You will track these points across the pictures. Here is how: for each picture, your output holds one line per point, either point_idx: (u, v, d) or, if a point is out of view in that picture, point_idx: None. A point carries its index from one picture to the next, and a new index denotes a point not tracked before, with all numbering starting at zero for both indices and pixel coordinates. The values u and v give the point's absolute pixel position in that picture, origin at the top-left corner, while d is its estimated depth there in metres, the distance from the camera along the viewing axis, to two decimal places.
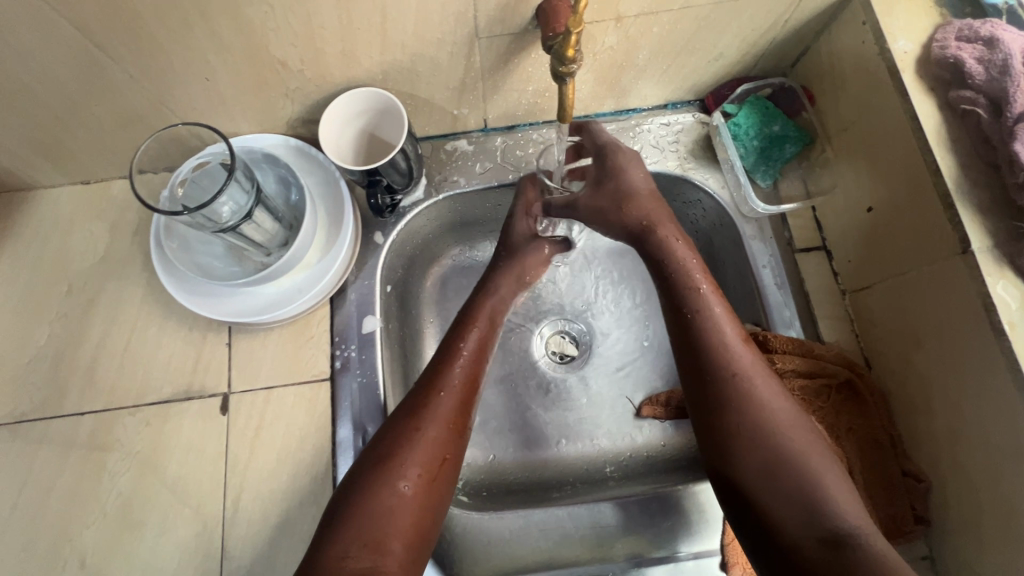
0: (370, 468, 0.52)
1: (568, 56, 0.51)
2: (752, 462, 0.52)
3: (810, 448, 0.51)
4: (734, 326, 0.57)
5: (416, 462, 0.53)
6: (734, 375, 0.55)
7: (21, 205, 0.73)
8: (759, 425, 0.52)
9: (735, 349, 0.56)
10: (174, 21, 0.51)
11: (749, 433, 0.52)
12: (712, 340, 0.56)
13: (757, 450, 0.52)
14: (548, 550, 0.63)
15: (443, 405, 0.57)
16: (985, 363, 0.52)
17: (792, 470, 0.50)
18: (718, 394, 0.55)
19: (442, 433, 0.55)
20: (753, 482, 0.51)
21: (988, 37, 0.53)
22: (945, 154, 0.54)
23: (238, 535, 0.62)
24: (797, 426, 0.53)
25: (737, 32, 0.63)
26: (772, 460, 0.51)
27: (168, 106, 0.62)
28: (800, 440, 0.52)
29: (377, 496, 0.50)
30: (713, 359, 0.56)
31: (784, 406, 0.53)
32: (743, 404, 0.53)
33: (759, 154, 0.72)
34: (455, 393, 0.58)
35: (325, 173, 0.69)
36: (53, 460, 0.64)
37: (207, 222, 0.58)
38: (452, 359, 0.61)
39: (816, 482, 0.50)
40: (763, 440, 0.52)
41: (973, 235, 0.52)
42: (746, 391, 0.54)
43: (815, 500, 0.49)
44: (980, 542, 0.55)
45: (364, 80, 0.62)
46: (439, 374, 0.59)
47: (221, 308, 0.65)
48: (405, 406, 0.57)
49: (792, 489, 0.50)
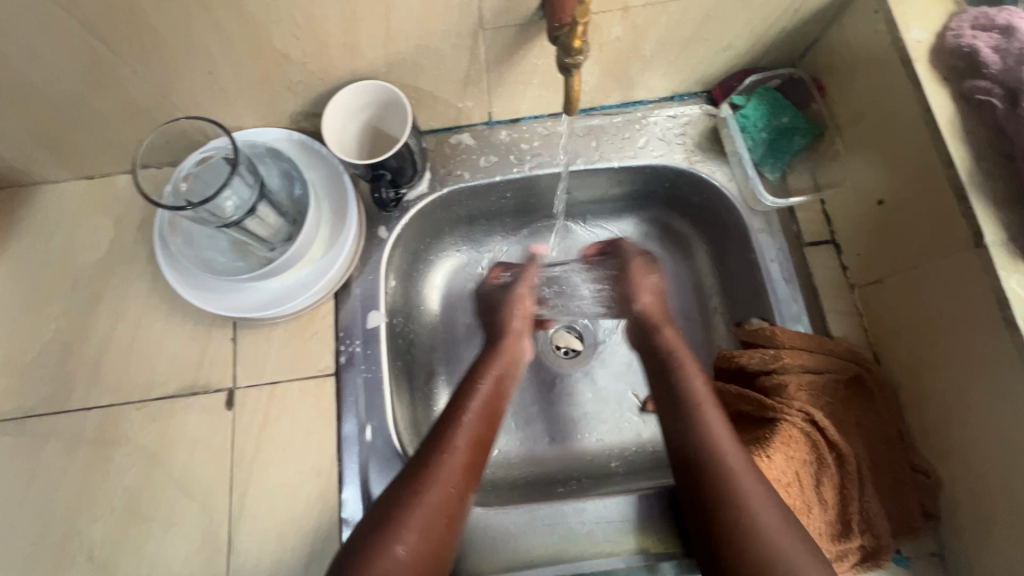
0: (373, 531, 0.51)
1: (575, 47, 0.50)
2: (727, 536, 0.50)
3: (804, 561, 0.48)
4: (714, 408, 0.57)
5: (408, 532, 0.51)
6: (727, 479, 0.52)
7: (25, 201, 0.73)
8: (751, 535, 0.49)
9: (727, 454, 0.53)
10: (176, 13, 0.50)
11: (726, 507, 0.51)
12: (706, 443, 0.54)
13: (749, 559, 0.48)
14: (554, 546, 0.63)
15: (443, 470, 0.55)
16: (999, 359, 0.51)
17: (765, 544, 0.48)
18: (712, 500, 0.52)
19: (443, 495, 0.54)
20: (730, 556, 0.49)
21: (1005, 26, 0.52)
22: (959, 146, 0.53)
23: (245, 529, 0.62)
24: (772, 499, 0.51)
25: (747, 22, 0.62)
26: (747, 534, 0.49)
27: (171, 100, 0.61)
28: (774, 515, 0.50)
29: (375, 564, 0.49)
30: (690, 434, 0.55)
31: (776, 514, 0.50)
32: (734, 504, 0.50)
33: (768, 146, 0.71)
34: (457, 457, 0.56)
35: (329, 167, 0.68)
36: (61, 455, 0.64)
37: (211, 217, 0.58)
38: (455, 420, 0.59)
39: (787, 556, 0.48)
40: (740, 515, 0.50)
41: (987, 228, 0.51)
42: (739, 489, 0.51)
43: (789, 575, 0.47)
44: (990, 539, 0.55)
45: (368, 72, 0.62)
46: (442, 435, 0.57)
47: (225, 303, 0.65)
48: (411, 466, 0.56)
49: (768, 564, 0.47)
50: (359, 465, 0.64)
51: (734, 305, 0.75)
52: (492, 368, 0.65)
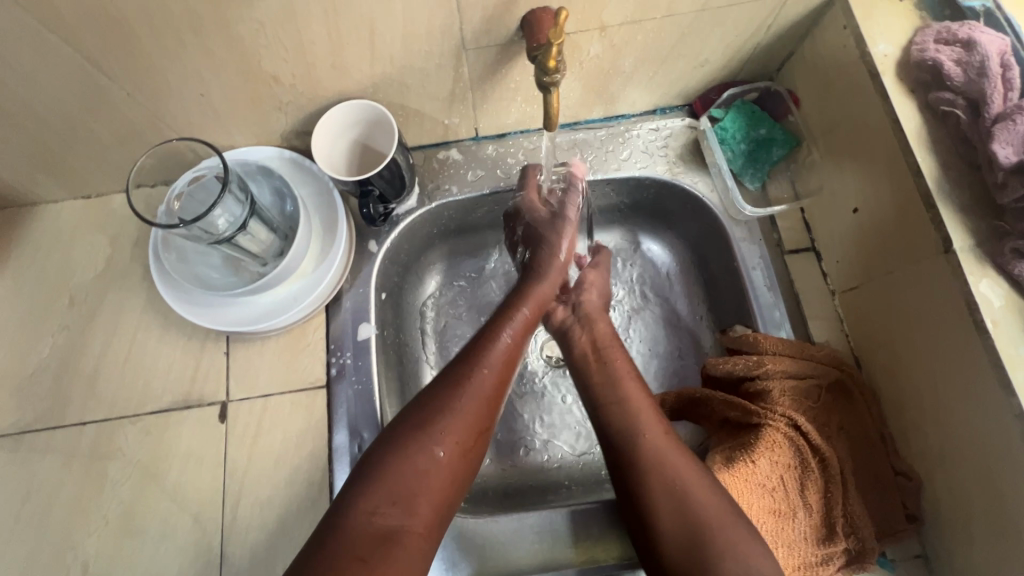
0: (410, 426, 0.52)
1: (552, 66, 0.52)
2: (672, 539, 0.51)
3: (723, 517, 0.50)
4: (663, 429, 0.57)
5: (444, 436, 0.51)
6: (653, 453, 0.55)
7: (23, 221, 0.75)
8: (674, 498, 0.52)
9: (651, 434, 0.56)
10: (168, 39, 0.52)
11: (670, 511, 0.52)
12: (628, 427, 0.57)
13: (677, 518, 0.51)
14: (543, 553, 0.64)
15: (484, 381, 0.56)
16: (970, 362, 0.52)
17: (707, 544, 0.49)
18: (637, 468, 0.55)
19: (481, 403, 0.55)
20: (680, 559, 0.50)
21: (966, 40, 0.54)
22: (926, 155, 0.55)
23: (237, 541, 0.63)
24: (712, 498, 0.52)
25: (721, 38, 0.64)
26: (690, 536, 0.50)
27: (165, 121, 0.63)
28: (719, 515, 0.50)
29: (414, 460, 0.49)
30: (631, 442, 0.56)
31: (698, 481, 0.53)
32: (659, 471, 0.54)
33: (747, 156, 0.73)
34: (496, 367, 0.57)
35: (320, 184, 0.70)
36: (56, 469, 0.65)
37: (204, 234, 0.60)
38: (494, 330, 0.61)
39: (730, 549, 0.49)
40: (683, 519, 0.51)
41: (955, 234, 0.52)
42: (662, 459, 0.54)
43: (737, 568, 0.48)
44: (970, 540, 0.56)
45: (355, 92, 0.64)
46: (481, 346, 0.59)
47: (217, 317, 0.66)
48: (449, 371, 0.56)
49: (711, 563, 0.49)
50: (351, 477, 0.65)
51: (719, 312, 0.76)
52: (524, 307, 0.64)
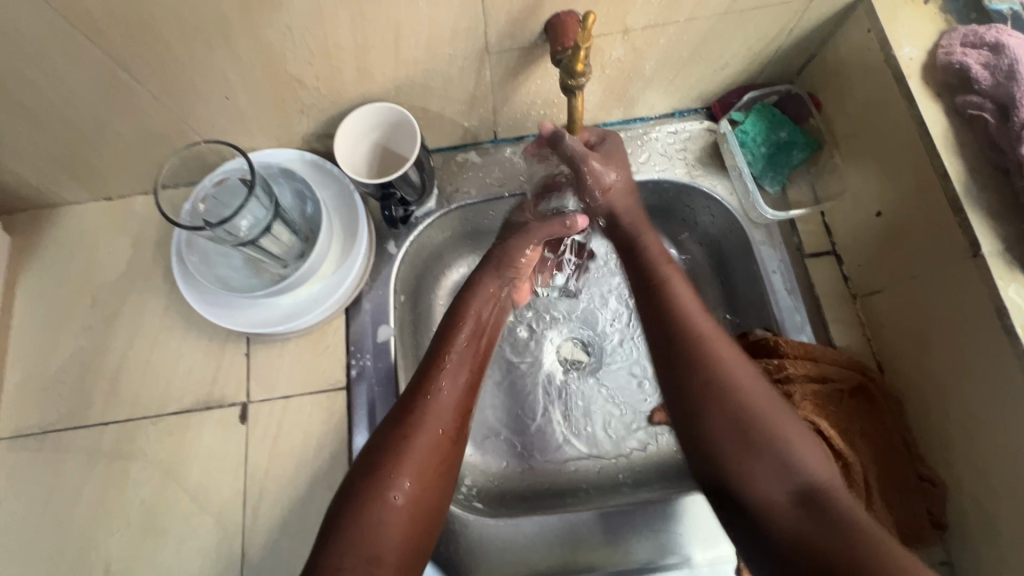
0: (362, 476, 0.53)
1: (579, 70, 0.53)
2: (720, 429, 0.53)
3: (771, 411, 0.53)
4: (727, 344, 0.57)
5: (409, 471, 0.53)
6: (700, 337, 0.57)
7: (46, 222, 0.75)
8: (721, 385, 0.54)
9: (698, 321, 0.58)
10: (196, 42, 0.53)
11: (716, 405, 0.54)
12: (678, 310, 0.59)
13: (721, 411, 0.54)
14: (563, 556, 0.64)
15: (430, 415, 0.57)
16: (999, 367, 0.52)
17: (758, 432, 0.52)
18: (683, 351, 0.57)
19: (434, 442, 0.56)
20: (726, 452, 0.53)
21: (994, 43, 0.54)
22: (953, 159, 0.55)
23: (258, 541, 0.63)
24: (764, 395, 0.55)
25: (744, 41, 0.64)
26: (735, 432, 0.53)
27: (189, 124, 0.64)
28: (766, 406, 0.53)
29: (370, 508, 0.51)
30: (680, 329, 0.58)
31: (743, 372, 0.55)
32: (707, 359, 0.56)
33: (767, 159, 0.73)
34: (442, 397, 0.59)
35: (340, 186, 0.70)
36: (78, 469, 0.66)
37: (228, 236, 0.60)
38: (442, 361, 0.62)
39: (779, 440, 0.52)
40: (734, 407, 0.53)
41: (983, 238, 0.52)
42: (711, 347, 0.57)
43: (779, 455, 0.51)
44: (997, 546, 0.55)
45: (378, 95, 0.64)
46: (426, 379, 0.60)
47: (239, 319, 0.67)
48: (393, 414, 0.57)
49: (760, 449, 0.52)
50: None
51: (738, 316, 0.76)
52: (469, 319, 0.66)
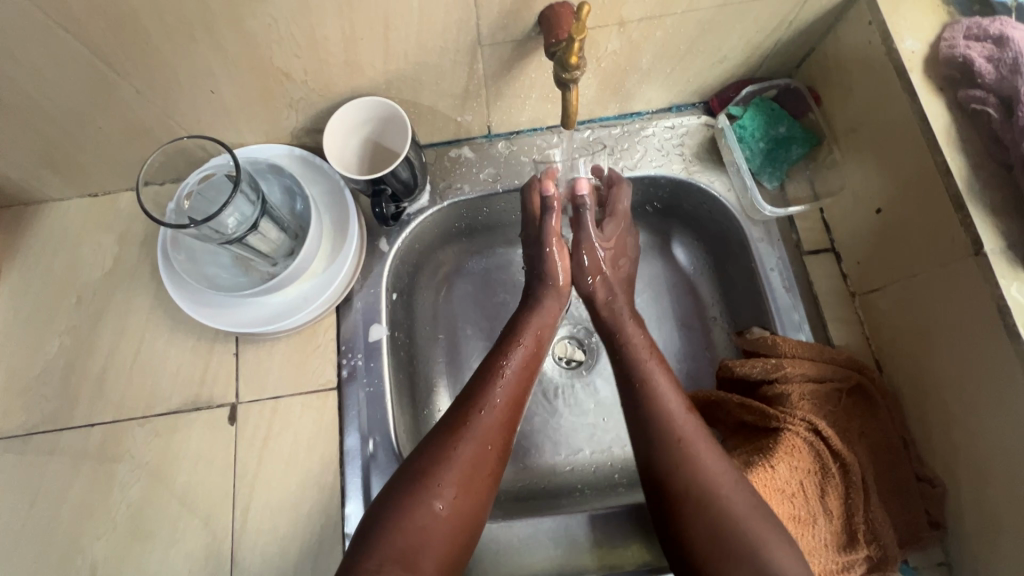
0: (407, 485, 0.52)
1: (573, 62, 0.51)
2: (699, 534, 0.51)
3: (752, 519, 0.50)
4: (712, 447, 0.55)
5: (453, 481, 0.52)
6: (679, 440, 0.55)
7: (29, 219, 0.74)
8: (702, 488, 0.52)
9: (680, 420, 0.57)
10: (178, 34, 0.51)
11: (693, 504, 0.52)
12: (660, 412, 0.57)
13: (708, 521, 0.51)
14: (558, 558, 0.63)
15: (482, 426, 0.56)
16: (1000, 367, 0.51)
17: (735, 537, 0.50)
18: (664, 457, 0.55)
19: (478, 451, 0.55)
20: (708, 556, 0.50)
21: (998, 36, 0.52)
22: (956, 154, 0.53)
23: (247, 545, 0.62)
24: (745, 493, 0.52)
25: (742, 34, 0.63)
26: (711, 532, 0.50)
27: (173, 118, 0.62)
28: (749, 514, 0.50)
29: (412, 516, 0.50)
30: (661, 435, 0.56)
31: (725, 472, 0.53)
32: (688, 465, 0.53)
33: (765, 155, 0.72)
34: (496, 413, 0.57)
35: (331, 183, 0.69)
36: (64, 472, 0.64)
37: (214, 234, 0.59)
38: (492, 378, 0.60)
39: (757, 547, 0.49)
40: (719, 518, 0.50)
41: (986, 237, 0.51)
42: (691, 450, 0.54)
43: (763, 570, 0.48)
44: (997, 548, 0.54)
45: (367, 89, 0.62)
46: (479, 393, 0.59)
47: (227, 319, 0.65)
48: (444, 422, 0.56)
49: (741, 562, 0.49)
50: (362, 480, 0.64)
51: (735, 314, 0.75)
52: (525, 338, 0.65)
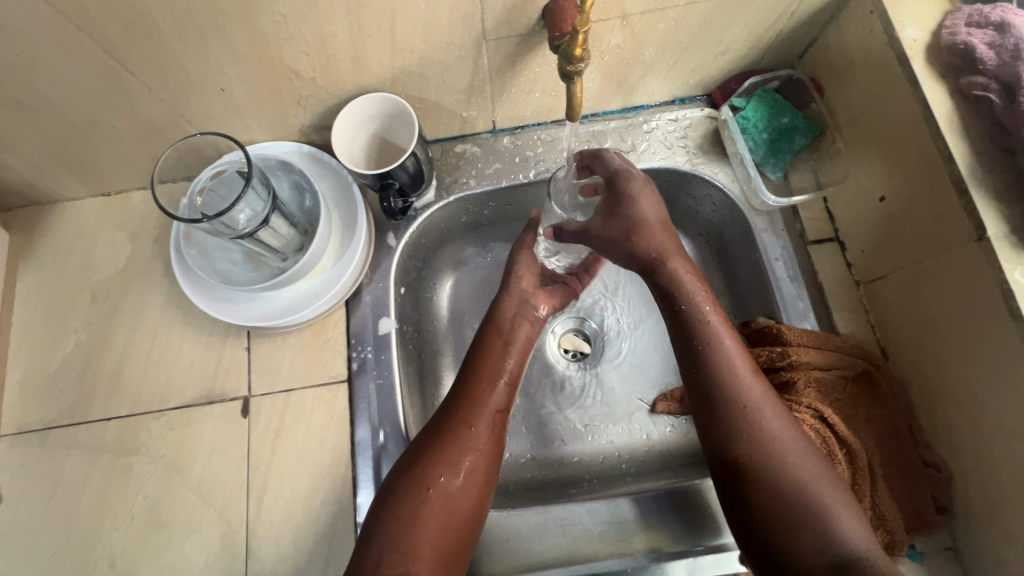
0: (403, 475, 0.55)
1: (576, 55, 0.52)
2: (762, 494, 0.51)
3: (818, 479, 0.51)
4: (779, 415, 0.53)
5: (446, 468, 0.55)
6: (743, 408, 0.53)
7: (43, 219, 0.75)
8: (766, 454, 0.52)
9: (745, 383, 0.54)
10: (191, 34, 0.52)
11: (756, 469, 0.51)
12: (721, 374, 0.55)
13: (773, 484, 0.51)
14: (567, 547, 0.63)
15: (472, 411, 0.59)
16: (1006, 350, 0.51)
17: (803, 498, 0.50)
18: (723, 423, 0.54)
19: (472, 437, 0.57)
20: (771, 518, 0.50)
21: (998, 22, 0.53)
22: (958, 140, 0.54)
23: (263, 535, 0.63)
24: (809, 460, 0.52)
25: (745, 26, 0.63)
26: (775, 490, 0.50)
27: (184, 116, 0.63)
28: (813, 476, 0.51)
29: (410, 499, 0.53)
30: (728, 398, 0.54)
31: (792, 438, 0.52)
32: (752, 432, 0.53)
33: (769, 146, 0.72)
34: (483, 399, 0.60)
35: (338, 178, 0.70)
36: (82, 465, 0.66)
37: (226, 229, 0.60)
38: (480, 368, 0.63)
39: (825, 510, 0.49)
40: (779, 476, 0.51)
41: (989, 221, 0.51)
42: (757, 418, 0.53)
43: (826, 531, 0.48)
44: (1004, 532, 0.55)
45: (375, 86, 0.63)
46: (467, 382, 0.62)
47: (239, 312, 0.67)
48: (439, 411, 0.60)
49: (805, 523, 0.49)
50: (373, 470, 0.65)
51: (740, 305, 0.75)
52: (509, 328, 0.67)
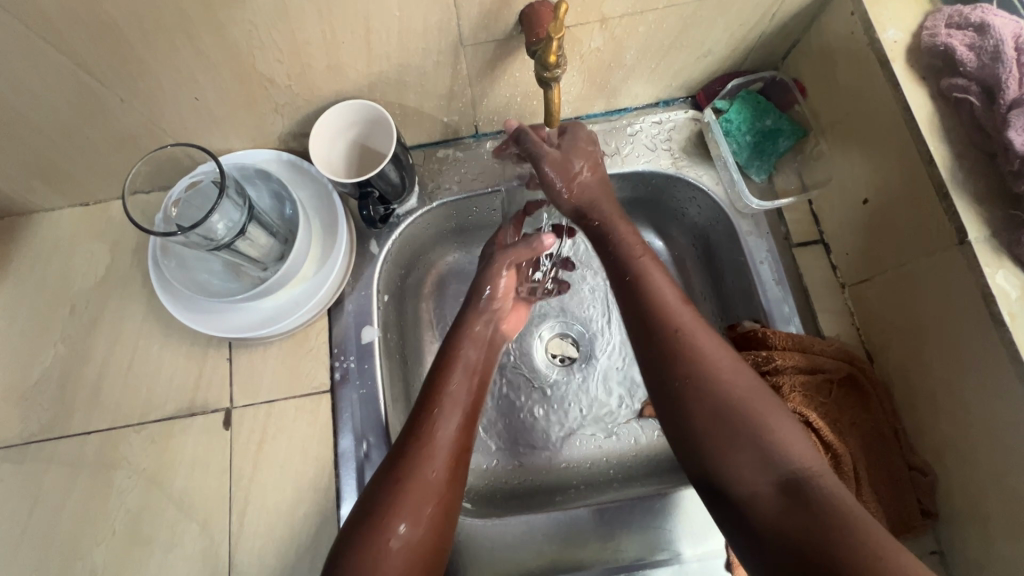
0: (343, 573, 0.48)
1: (552, 61, 0.51)
2: (701, 415, 0.50)
3: (753, 398, 0.50)
4: (713, 339, 0.53)
5: (405, 513, 0.51)
6: (677, 331, 0.54)
7: (21, 230, 0.74)
8: (701, 378, 0.51)
9: (675, 310, 0.55)
10: (161, 44, 0.51)
11: (693, 393, 0.51)
12: (653, 302, 0.56)
13: (708, 406, 0.50)
14: (552, 555, 0.63)
15: (421, 494, 0.53)
16: (987, 355, 0.51)
17: (742, 419, 0.49)
18: (658, 351, 0.54)
19: (423, 523, 0.52)
20: (711, 441, 0.49)
21: (979, 24, 0.52)
22: (939, 143, 0.53)
23: (246, 548, 0.62)
24: (746, 384, 0.51)
25: (725, 28, 0.63)
26: (718, 452, 0.49)
27: (160, 125, 0.62)
28: (749, 395, 0.50)
29: None
30: (659, 317, 0.55)
31: (723, 359, 0.52)
32: (687, 357, 0.52)
33: (753, 148, 0.72)
34: (432, 478, 0.54)
35: (318, 186, 0.69)
36: (62, 481, 0.65)
37: (203, 240, 0.59)
38: (425, 442, 0.56)
39: (764, 429, 0.48)
40: (713, 397, 0.50)
41: (970, 224, 0.51)
42: (690, 342, 0.53)
43: (766, 450, 0.47)
44: (988, 535, 0.55)
45: (352, 92, 0.63)
46: (411, 461, 0.54)
47: (219, 324, 0.66)
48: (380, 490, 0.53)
49: (744, 444, 0.48)
50: (356, 481, 0.64)
51: (726, 308, 0.75)
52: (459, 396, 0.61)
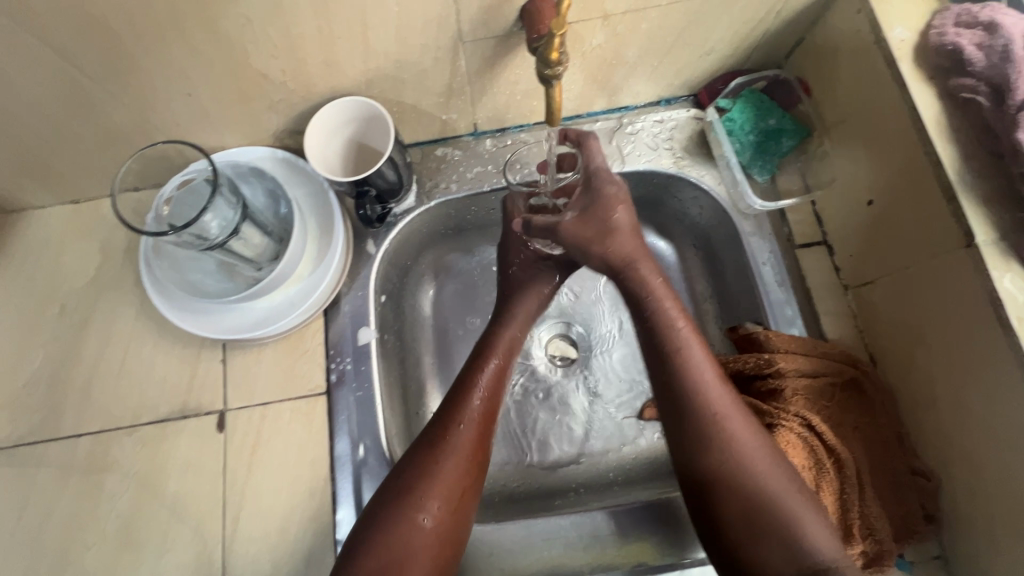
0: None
1: (553, 58, 0.50)
2: (732, 507, 0.50)
3: (785, 490, 0.49)
4: (750, 429, 0.52)
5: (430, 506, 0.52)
6: (714, 417, 0.52)
7: (9, 227, 0.72)
8: (736, 467, 0.50)
9: (713, 393, 0.53)
10: (152, 38, 0.50)
11: (726, 482, 0.50)
12: (690, 383, 0.54)
13: (742, 497, 0.49)
14: (552, 560, 0.62)
15: (434, 502, 0.53)
16: (994, 359, 0.51)
17: (773, 512, 0.49)
18: (693, 434, 0.52)
19: (437, 538, 0.52)
20: (741, 532, 0.49)
21: (988, 22, 0.52)
22: (947, 144, 0.53)
23: (240, 553, 0.61)
24: (779, 471, 0.50)
25: (729, 26, 0.62)
26: (746, 533, 0.49)
27: (151, 122, 0.61)
28: (783, 490, 0.50)
29: None
30: (695, 396, 0.53)
31: (759, 449, 0.51)
32: (723, 441, 0.51)
33: (756, 148, 0.71)
34: (447, 490, 0.53)
35: (314, 184, 0.68)
36: (51, 484, 0.64)
37: (195, 239, 0.57)
38: (440, 456, 0.55)
39: (795, 524, 0.48)
40: (749, 489, 0.49)
41: (978, 227, 0.50)
42: (726, 430, 0.52)
43: (795, 545, 0.48)
44: (993, 540, 0.54)
45: (349, 89, 0.61)
46: (424, 474, 0.54)
47: (213, 325, 0.65)
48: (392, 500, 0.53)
49: (773, 537, 0.48)
50: (352, 486, 0.63)
51: (728, 309, 0.74)
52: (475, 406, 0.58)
